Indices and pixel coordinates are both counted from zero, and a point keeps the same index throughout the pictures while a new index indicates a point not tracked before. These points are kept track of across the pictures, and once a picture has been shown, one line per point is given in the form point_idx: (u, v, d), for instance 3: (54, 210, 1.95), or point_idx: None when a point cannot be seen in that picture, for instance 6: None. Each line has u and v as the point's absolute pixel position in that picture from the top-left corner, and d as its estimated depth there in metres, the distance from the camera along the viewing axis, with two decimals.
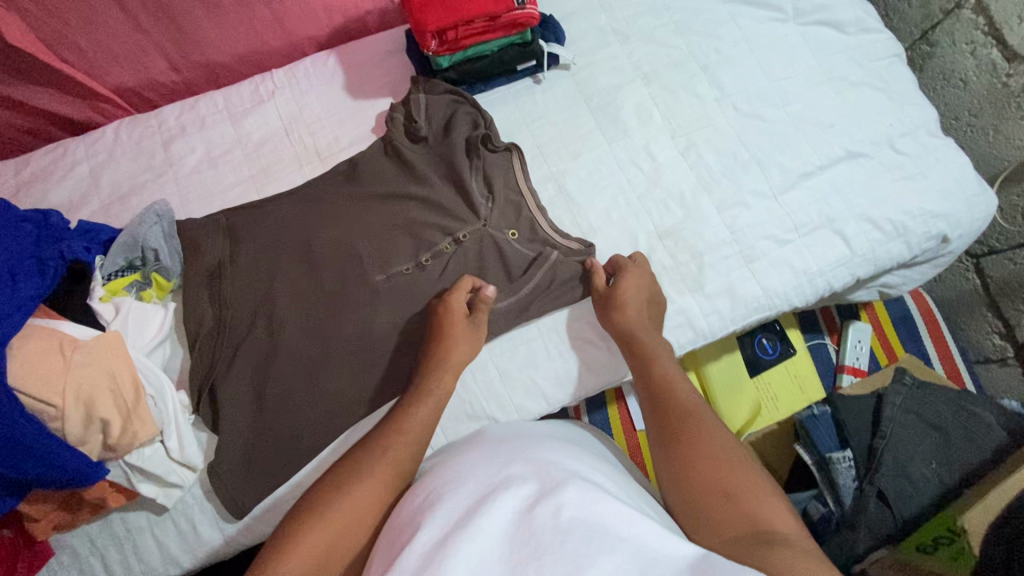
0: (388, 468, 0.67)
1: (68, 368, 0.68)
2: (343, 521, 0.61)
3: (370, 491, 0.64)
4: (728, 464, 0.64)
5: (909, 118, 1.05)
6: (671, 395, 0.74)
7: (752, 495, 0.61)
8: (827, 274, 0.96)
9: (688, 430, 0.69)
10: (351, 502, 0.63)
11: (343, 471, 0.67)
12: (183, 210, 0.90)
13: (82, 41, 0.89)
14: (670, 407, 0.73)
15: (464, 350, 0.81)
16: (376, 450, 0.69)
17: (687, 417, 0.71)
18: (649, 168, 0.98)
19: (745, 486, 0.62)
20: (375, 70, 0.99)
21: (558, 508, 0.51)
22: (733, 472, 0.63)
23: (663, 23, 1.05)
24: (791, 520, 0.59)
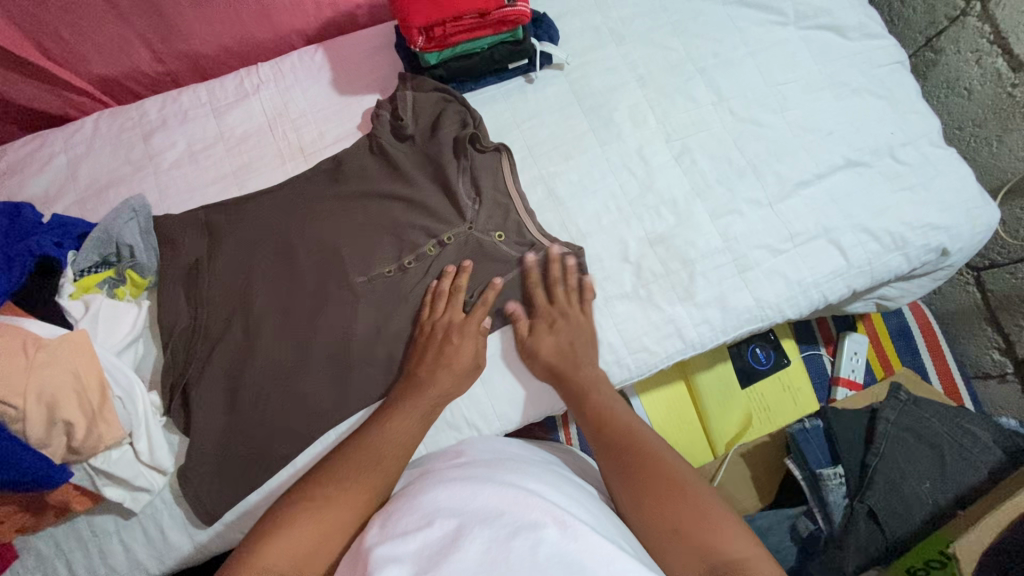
0: (369, 477, 0.68)
1: (30, 368, 0.66)
2: (322, 526, 0.63)
3: (351, 496, 0.66)
4: (686, 492, 0.66)
5: (911, 127, 1.02)
6: (620, 426, 0.75)
7: (710, 524, 0.63)
8: (822, 286, 0.94)
9: (643, 459, 0.70)
10: (330, 509, 0.64)
11: (321, 478, 0.68)
12: (162, 204, 0.88)
13: (62, 29, 0.86)
14: (622, 436, 0.74)
15: (463, 382, 0.82)
16: (358, 458, 0.70)
17: (639, 446, 0.72)
18: (642, 173, 0.96)
19: (704, 515, 0.64)
20: (363, 66, 0.96)
21: (538, 542, 0.49)
22: (693, 501, 0.65)
23: (661, 25, 1.02)
24: (750, 542, 0.62)
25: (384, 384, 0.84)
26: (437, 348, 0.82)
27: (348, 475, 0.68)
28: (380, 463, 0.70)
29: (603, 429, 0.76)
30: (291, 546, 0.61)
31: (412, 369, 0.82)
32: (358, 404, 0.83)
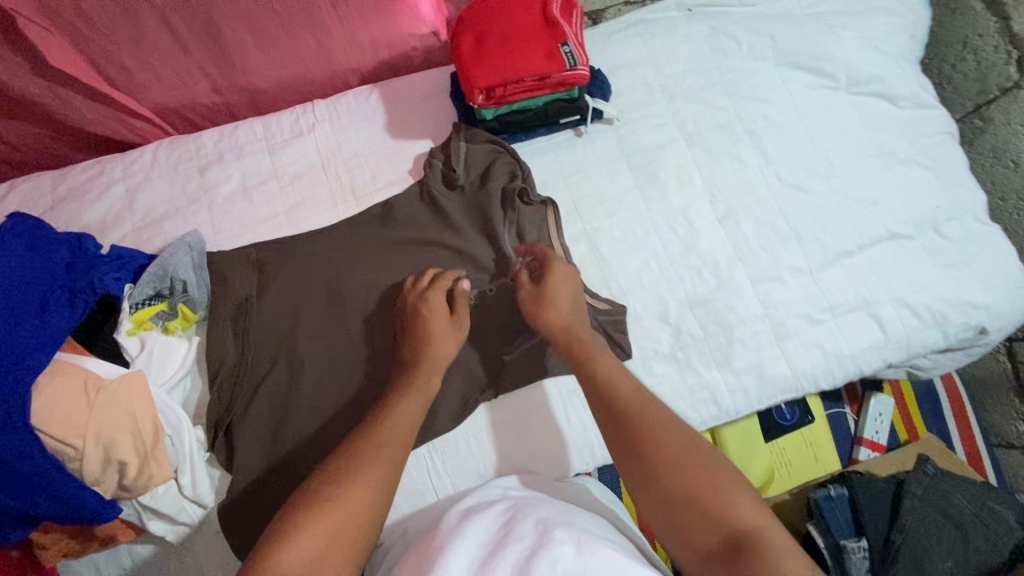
0: (381, 466, 0.66)
1: (90, 409, 0.67)
2: (337, 520, 0.61)
3: (365, 486, 0.64)
4: (691, 466, 0.65)
5: (957, 202, 1.02)
6: (623, 401, 0.71)
7: (717, 497, 0.62)
8: (858, 359, 0.94)
9: (646, 438, 0.67)
10: (350, 502, 0.62)
11: (337, 465, 0.66)
12: (215, 239, 0.90)
13: (127, 61, 0.86)
14: (625, 412, 0.70)
15: (445, 350, 0.80)
16: (366, 444, 0.68)
17: (639, 420, 0.69)
18: (685, 233, 0.96)
19: (712, 489, 0.62)
20: (416, 111, 0.98)
21: (555, 559, 0.57)
22: (699, 474, 0.64)
23: (712, 84, 1.02)
24: (756, 506, 0.62)
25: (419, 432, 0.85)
26: (410, 326, 0.82)
27: (362, 462, 0.66)
28: (386, 449, 0.68)
29: (602, 407, 0.72)
30: (310, 542, 0.58)
31: (409, 356, 0.80)
32: None
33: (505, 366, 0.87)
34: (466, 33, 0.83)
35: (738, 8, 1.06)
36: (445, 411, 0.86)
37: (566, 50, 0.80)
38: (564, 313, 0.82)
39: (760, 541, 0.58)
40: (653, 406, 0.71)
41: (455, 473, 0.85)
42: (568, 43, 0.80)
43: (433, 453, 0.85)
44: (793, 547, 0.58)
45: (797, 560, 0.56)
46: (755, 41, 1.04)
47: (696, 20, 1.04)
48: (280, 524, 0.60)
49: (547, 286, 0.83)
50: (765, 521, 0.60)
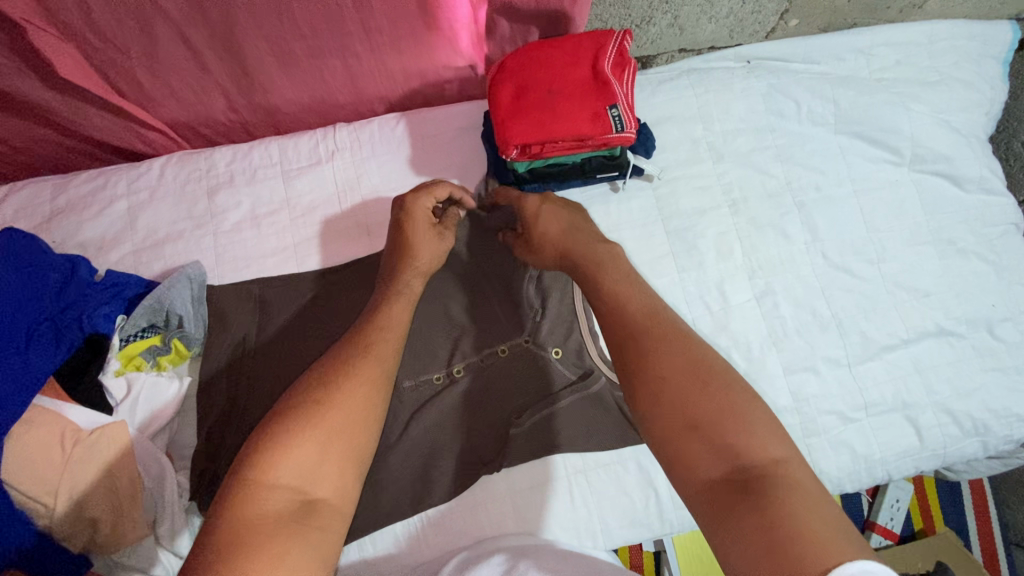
0: (372, 369, 0.64)
1: (65, 464, 0.66)
2: (329, 431, 0.59)
3: (355, 396, 0.61)
4: (697, 387, 0.58)
5: (1015, 302, 0.94)
6: (628, 316, 0.65)
7: (728, 425, 0.55)
8: (889, 464, 0.88)
9: (651, 357, 0.61)
10: (336, 418, 0.59)
11: (312, 383, 0.62)
12: (217, 270, 0.85)
13: (140, 76, 0.80)
14: (627, 330, 0.64)
15: (428, 256, 0.78)
16: (349, 353, 0.65)
17: (642, 338, 0.62)
18: (718, 309, 0.89)
19: (722, 416, 0.56)
20: (444, 148, 0.91)
21: None
22: (709, 396, 0.57)
23: (764, 147, 0.94)
24: (778, 439, 0.54)
25: (412, 500, 0.81)
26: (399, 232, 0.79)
27: (345, 371, 0.63)
28: (373, 354, 0.65)
29: (608, 323, 0.66)
30: (297, 462, 0.56)
31: (393, 269, 0.77)
32: (385, 521, 0.80)
33: (512, 439, 0.82)
34: (505, 83, 0.77)
35: (801, 65, 0.97)
36: (444, 480, 0.81)
37: (614, 113, 0.74)
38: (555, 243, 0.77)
39: (772, 477, 0.51)
40: (663, 321, 0.64)
41: (445, 543, 0.81)
42: (616, 106, 0.74)
43: (425, 523, 0.82)
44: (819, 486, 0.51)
45: (819, 504, 0.49)
46: (815, 104, 0.96)
47: (754, 75, 0.96)
48: (252, 449, 0.57)
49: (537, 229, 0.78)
50: (782, 455, 0.54)
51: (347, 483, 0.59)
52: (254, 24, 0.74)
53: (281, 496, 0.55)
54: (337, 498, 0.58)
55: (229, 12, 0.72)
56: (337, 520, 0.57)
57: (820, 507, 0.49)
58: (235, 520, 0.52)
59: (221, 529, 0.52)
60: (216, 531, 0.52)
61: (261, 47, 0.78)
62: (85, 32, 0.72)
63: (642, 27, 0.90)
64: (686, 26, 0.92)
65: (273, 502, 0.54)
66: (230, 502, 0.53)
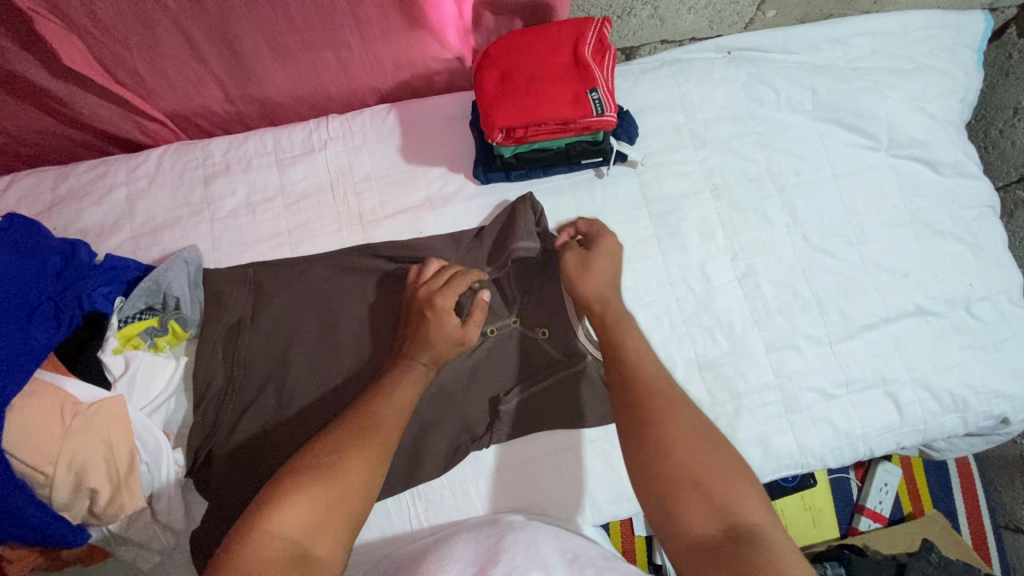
0: (381, 442, 0.65)
1: (64, 436, 0.67)
2: (334, 492, 0.60)
3: (362, 464, 0.62)
4: (701, 451, 0.60)
5: (992, 281, 0.96)
6: (641, 372, 0.68)
7: (726, 486, 0.58)
8: (869, 440, 0.90)
9: (658, 414, 0.63)
10: (343, 481, 0.60)
11: (324, 445, 0.63)
12: (213, 255, 0.88)
13: (141, 69, 0.84)
14: (637, 385, 0.67)
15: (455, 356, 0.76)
16: (362, 423, 0.66)
17: (654, 395, 0.65)
18: (701, 290, 0.92)
19: (721, 477, 0.59)
20: (434, 137, 0.94)
21: None
22: (703, 461, 0.59)
23: (745, 133, 0.97)
24: (765, 510, 0.57)
25: (403, 477, 0.83)
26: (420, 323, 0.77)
27: (357, 439, 0.64)
28: (383, 425, 0.67)
29: (617, 380, 0.69)
30: (300, 518, 0.57)
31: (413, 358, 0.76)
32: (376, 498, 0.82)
33: (501, 415, 0.84)
34: (490, 69, 0.80)
35: (780, 55, 1.00)
36: (434, 457, 0.83)
37: (594, 96, 0.78)
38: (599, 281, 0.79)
39: (761, 538, 0.54)
40: (670, 383, 0.67)
41: (435, 519, 0.84)
42: (597, 89, 0.77)
43: (416, 499, 0.84)
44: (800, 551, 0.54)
45: (803, 565, 0.52)
46: (794, 92, 0.99)
47: (734, 64, 0.99)
48: (261, 500, 0.58)
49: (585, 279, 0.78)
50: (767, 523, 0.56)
51: (344, 541, 0.59)
52: (250, 17, 0.78)
53: (283, 547, 0.55)
54: (330, 559, 0.57)
55: (225, 5, 0.75)
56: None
57: (806, 571, 0.52)
58: (236, 564, 0.53)
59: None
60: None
61: (257, 40, 0.82)
62: (86, 24, 0.76)
63: (623, 18, 0.94)
64: (667, 17, 0.95)
65: (275, 551, 0.55)
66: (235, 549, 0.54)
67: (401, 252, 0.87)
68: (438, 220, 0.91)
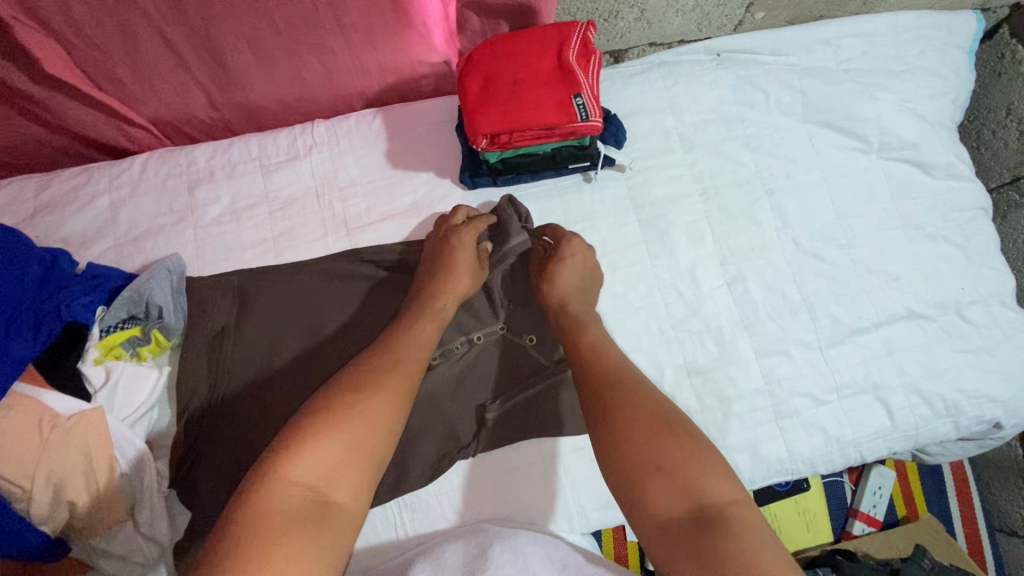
0: (397, 382, 0.67)
1: (43, 447, 0.67)
2: (351, 438, 0.61)
3: (381, 408, 0.64)
4: (664, 436, 0.61)
5: (984, 285, 0.95)
6: (600, 369, 0.70)
7: (691, 470, 0.59)
8: (861, 445, 0.89)
9: (619, 404, 0.65)
10: (363, 421, 0.62)
11: (339, 388, 0.65)
12: (197, 263, 0.87)
13: (123, 76, 0.83)
14: (597, 380, 0.69)
15: (469, 283, 0.81)
16: (375, 368, 0.68)
17: (614, 388, 0.67)
18: (690, 295, 0.91)
19: (686, 460, 0.60)
20: (420, 142, 0.93)
21: None
22: (667, 444, 0.61)
23: (734, 136, 0.96)
24: (732, 485, 0.59)
25: (390, 486, 0.82)
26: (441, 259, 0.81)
27: (367, 385, 0.65)
28: (397, 371, 0.68)
29: (581, 374, 0.71)
30: (319, 463, 0.59)
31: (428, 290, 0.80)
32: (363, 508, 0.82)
33: (486, 422, 0.83)
34: (474, 74, 0.80)
35: (769, 57, 0.99)
36: (420, 465, 0.82)
37: (578, 101, 0.77)
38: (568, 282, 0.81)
39: (727, 518, 0.56)
40: (632, 375, 0.69)
41: (422, 529, 0.83)
42: (581, 95, 0.77)
43: (403, 508, 0.83)
44: (764, 526, 0.57)
45: (768, 543, 0.55)
46: (784, 94, 0.98)
47: (723, 67, 0.98)
48: (275, 447, 0.59)
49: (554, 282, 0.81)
50: (736, 497, 0.58)
51: (362, 488, 0.61)
52: (231, 23, 0.77)
53: (299, 494, 0.57)
54: (351, 504, 0.60)
55: (206, 11, 0.75)
56: (348, 525, 0.59)
57: (769, 546, 0.55)
58: (255, 514, 0.54)
59: (242, 525, 0.54)
60: (235, 526, 0.54)
61: (239, 46, 0.81)
62: (65, 32, 0.75)
63: (610, 20, 0.93)
64: (654, 19, 0.95)
65: (292, 498, 0.56)
66: (251, 498, 0.55)
67: (387, 259, 0.87)
68: (424, 227, 0.90)
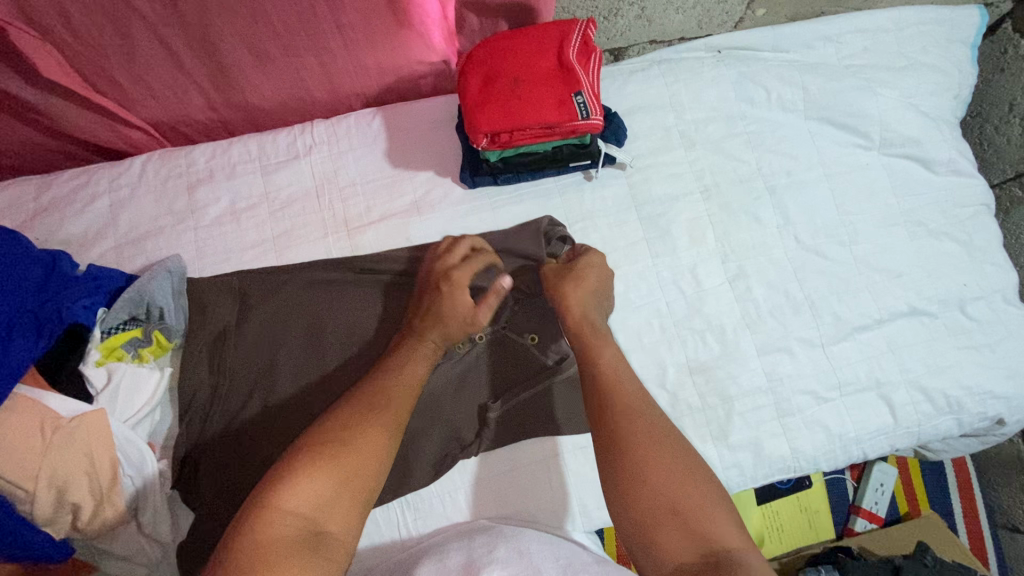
0: (391, 415, 0.66)
1: (45, 450, 0.66)
2: (347, 470, 0.60)
3: (376, 438, 0.63)
4: (681, 476, 0.60)
5: (987, 281, 0.95)
6: (614, 398, 0.67)
7: (704, 514, 0.58)
8: (863, 442, 0.89)
9: (633, 439, 0.63)
10: (359, 453, 0.61)
11: (336, 421, 0.64)
12: (197, 264, 0.87)
13: (121, 78, 0.82)
14: (616, 406, 0.66)
15: (461, 326, 0.78)
16: (371, 399, 0.67)
17: (634, 420, 0.65)
18: (692, 293, 0.91)
19: (699, 503, 0.59)
20: (421, 141, 0.93)
21: None
22: (681, 484, 0.60)
23: (735, 134, 0.96)
24: (740, 531, 0.58)
25: (391, 486, 0.82)
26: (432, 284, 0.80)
27: (366, 416, 0.65)
28: (394, 402, 0.68)
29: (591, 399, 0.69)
30: (314, 491, 0.58)
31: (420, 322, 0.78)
32: None
33: (488, 422, 0.83)
34: (474, 72, 0.80)
35: (770, 54, 0.99)
36: (422, 465, 0.83)
37: (579, 100, 0.77)
38: (587, 288, 0.79)
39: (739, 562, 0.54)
40: (649, 409, 0.66)
41: (424, 528, 0.83)
42: (581, 93, 0.77)
43: (405, 507, 0.83)
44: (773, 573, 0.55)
45: None
46: (785, 91, 0.97)
47: (724, 63, 0.98)
48: (272, 477, 0.58)
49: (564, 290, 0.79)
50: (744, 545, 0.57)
51: (356, 518, 0.59)
52: (229, 24, 0.76)
53: (294, 523, 0.56)
54: (346, 534, 0.58)
55: (203, 13, 0.74)
56: (342, 557, 0.57)
57: None
58: (248, 545, 0.53)
59: (235, 554, 0.53)
60: (229, 558, 0.52)
61: (236, 47, 0.80)
62: (62, 33, 0.75)
63: (610, 18, 0.93)
64: (654, 17, 0.95)
65: (287, 527, 0.55)
66: (247, 525, 0.54)
67: (387, 261, 0.86)
68: (424, 226, 0.90)
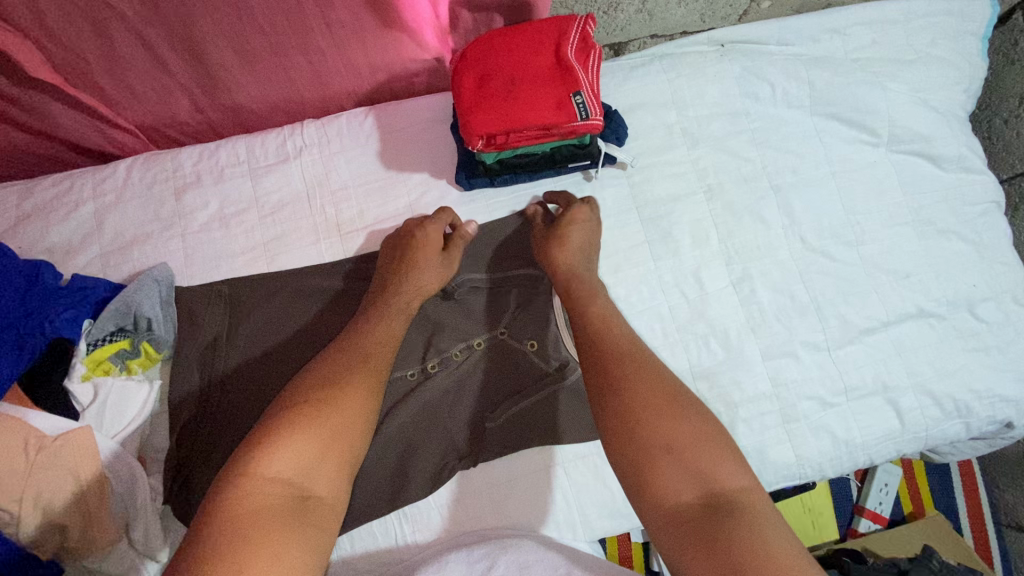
0: (366, 377, 0.67)
1: (29, 470, 0.65)
2: (327, 434, 0.60)
3: (354, 401, 0.64)
4: (676, 415, 0.60)
5: (997, 281, 0.92)
6: (607, 345, 0.67)
7: (702, 452, 0.58)
8: (869, 448, 0.87)
9: (626, 381, 0.63)
10: (338, 416, 0.61)
11: (313, 384, 0.64)
12: (186, 272, 0.84)
13: (102, 80, 0.79)
14: (610, 354, 0.66)
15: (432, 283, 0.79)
16: (346, 362, 0.67)
17: (626, 365, 0.65)
18: (695, 297, 0.88)
19: (696, 443, 0.58)
20: (415, 141, 0.90)
21: None
22: (679, 424, 0.60)
23: (739, 131, 0.93)
24: (740, 470, 0.58)
25: (389, 497, 0.81)
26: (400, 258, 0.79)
27: (343, 380, 0.65)
28: (371, 364, 0.68)
29: (585, 348, 0.69)
30: (297, 456, 0.58)
31: (394, 289, 0.77)
32: (360, 519, 0.80)
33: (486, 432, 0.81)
34: (468, 71, 0.77)
35: (774, 48, 0.96)
36: (420, 476, 0.81)
37: (578, 100, 0.74)
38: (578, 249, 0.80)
39: (738, 503, 0.54)
40: (641, 354, 0.66)
41: (422, 542, 0.81)
42: (580, 93, 0.74)
43: (403, 520, 0.81)
44: (773, 510, 0.55)
45: (779, 529, 0.52)
46: (791, 86, 0.94)
47: (727, 58, 0.94)
48: (251, 442, 0.58)
49: (560, 244, 0.80)
50: (743, 485, 0.57)
51: (341, 481, 0.60)
52: (213, 23, 0.73)
53: (277, 489, 0.55)
54: (332, 496, 0.59)
55: (186, 12, 0.71)
56: (330, 520, 0.57)
57: (779, 531, 0.52)
58: (230, 511, 0.53)
59: (216, 520, 0.52)
60: (210, 524, 0.51)
61: (221, 47, 0.77)
62: (38, 35, 0.71)
63: (609, 13, 0.90)
64: (655, 11, 0.91)
65: (270, 493, 0.55)
66: (228, 492, 0.54)
67: None
68: None
